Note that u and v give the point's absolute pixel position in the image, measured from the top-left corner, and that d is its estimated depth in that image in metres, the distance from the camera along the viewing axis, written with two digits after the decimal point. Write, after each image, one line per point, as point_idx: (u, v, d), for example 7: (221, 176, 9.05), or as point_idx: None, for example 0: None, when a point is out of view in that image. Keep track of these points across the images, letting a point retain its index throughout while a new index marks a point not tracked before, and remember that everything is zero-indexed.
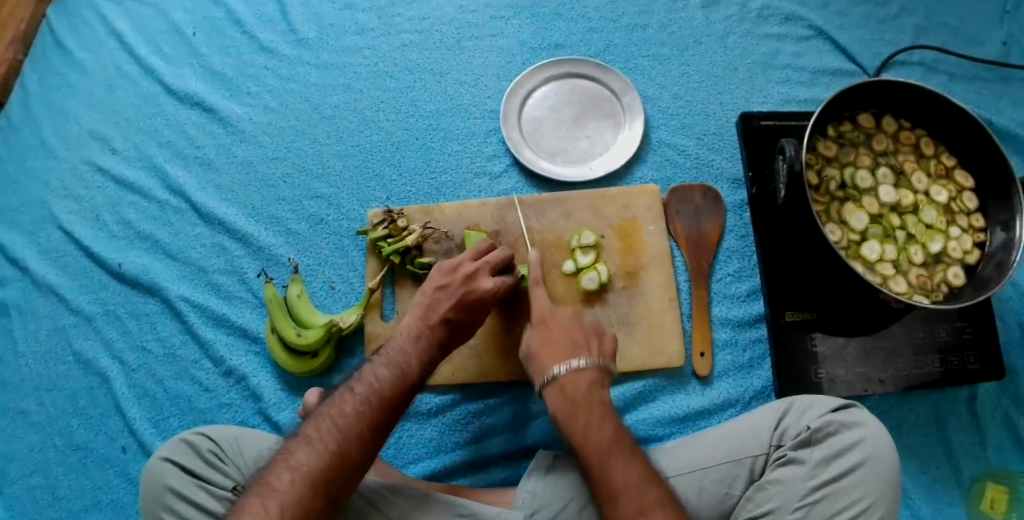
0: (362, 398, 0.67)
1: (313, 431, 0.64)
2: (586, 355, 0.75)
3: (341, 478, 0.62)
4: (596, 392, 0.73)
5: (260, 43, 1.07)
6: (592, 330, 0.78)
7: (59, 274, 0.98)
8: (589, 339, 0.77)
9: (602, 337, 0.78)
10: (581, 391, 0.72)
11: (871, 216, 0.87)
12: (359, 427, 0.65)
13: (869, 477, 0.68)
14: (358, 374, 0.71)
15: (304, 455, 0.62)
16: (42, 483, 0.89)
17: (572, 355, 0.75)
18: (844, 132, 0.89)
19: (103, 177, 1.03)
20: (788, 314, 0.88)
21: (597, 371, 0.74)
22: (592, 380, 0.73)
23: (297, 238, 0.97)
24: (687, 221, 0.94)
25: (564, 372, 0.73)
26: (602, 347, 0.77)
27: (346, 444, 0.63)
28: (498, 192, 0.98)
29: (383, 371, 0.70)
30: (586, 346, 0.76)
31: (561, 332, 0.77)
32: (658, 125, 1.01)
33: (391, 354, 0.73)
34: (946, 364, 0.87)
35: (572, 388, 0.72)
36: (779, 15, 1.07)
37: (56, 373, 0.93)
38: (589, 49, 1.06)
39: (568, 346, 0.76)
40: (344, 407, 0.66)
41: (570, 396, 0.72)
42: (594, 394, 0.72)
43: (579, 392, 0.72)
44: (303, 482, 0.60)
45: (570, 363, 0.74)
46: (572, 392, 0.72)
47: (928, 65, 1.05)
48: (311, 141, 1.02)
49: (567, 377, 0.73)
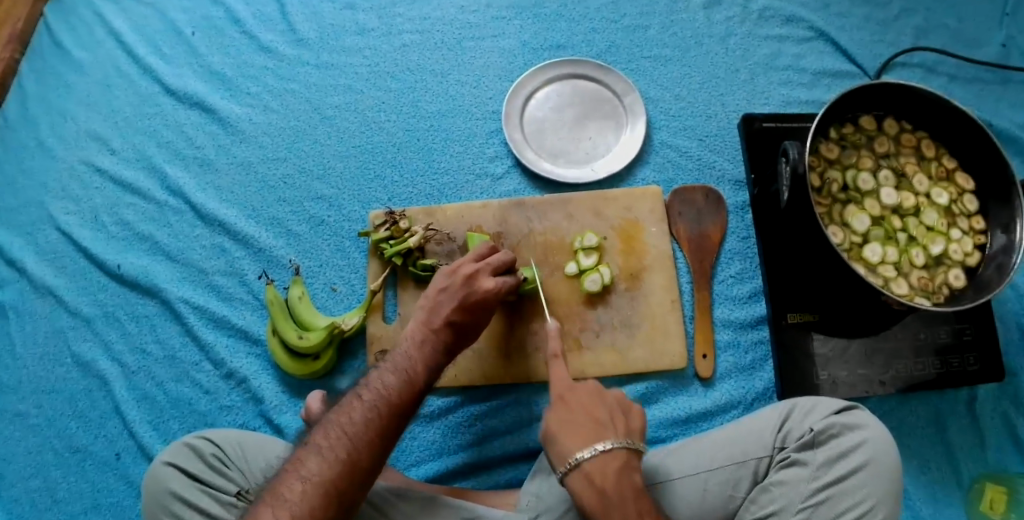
0: (370, 405, 0.68)
1: (323, 440, 0.65)
2: (612, 435, 0.66)
3: (352, 486, 0.63)
4: (629, 480, 0.64)
5: (260, 43, 1.07)
6: (616, 404, 0.70)
7: (57, 276, 0.97)
8: (613, 415, 0.69)
9: (627, 412, 0.70)
10: (611, 483, 0.64)
11: (873, 218, 0.87)
12: (368, 435, 0.66)
13: (873, 479, 0.68)
14: (366, 379, 0.72)
15: (314, 465, 0.63)
16: (41, 486, 0.88)
17: (598, 438, 0.66)
18: (846, 134, 0.89)
19: (101, 178, 1.02)
20: (790, 316, 0.88)
21: (624, 454, 0.66)
22: (623, 465, 0.65)
23: (297, 239, 0.96)
24: (689, 223, 0.94)
25: (592, 459, 0.64)
26: (628, 424, 0.69)
27: (356, 452, 0.64)
28: (500, 193, 0.98)
29: (390, 378, 0.70)
30: (611, 425, 0.67)
31: (582, 411, 0.69)
32: (660, 126, 1.01)
33: (397, 360, 0.73)
34: (946, 365, 0.87)
35: (600, 478, 0.64)
36: (780, 16, 1.07)
37: (55, 375, 0.93)
38: (591, 50, 1.05)
39: (592, 425, 0.67)
40: (352, 414, 0.67)
41: (599, 487, 0.63)
42: (626, 482, 0.64)
43: (609, 484, 0.63)
44: (314, 492, 0.62)
45: (596, 448, 0.65)
46: (601, 483, 0.64)
47: (928, 67, 1.05)
48: (312, 142, 1.01)
49: (593, 465, 0.64)
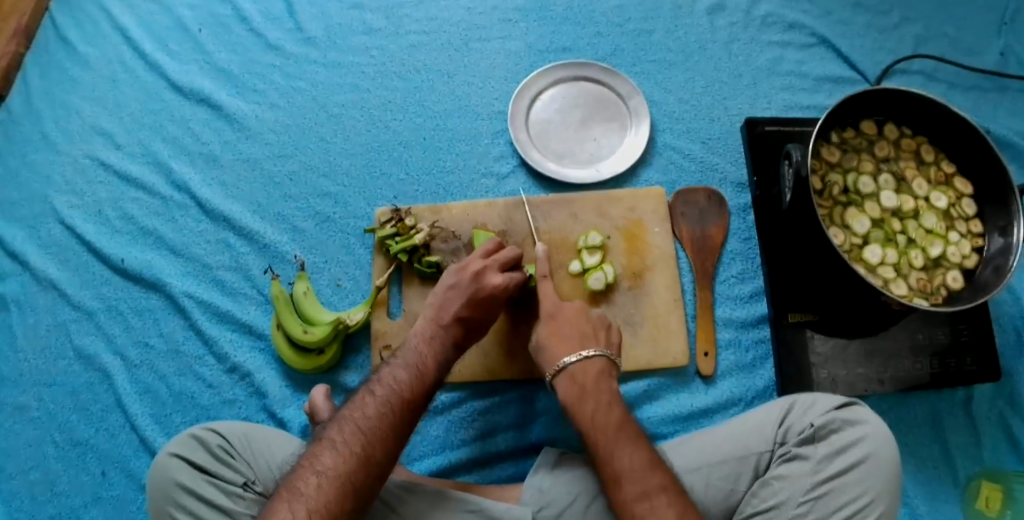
0: (383, 400, 0.69)
1: (337, 435, 0.66)
2: (594, 346, 0.79)
3: (368, 480, 0.64)
4: (605, 382, 0.76)
5: (267, 41, 1.08)
6: (601, 323, 0.83)
7: (61, 269, 0.98)
8: (597, 331, 0.81)
9: (608, 329, 0.83)
10: (591, 379, 0.76)
11: (873, 221, 0.88)
12: (382, 430, 0.67)
13: (872, 473, 0.69)
14: (378, 376, 0.73)
15: (329, 459, 0.64)
16: (41, 478, 0.88)
17: (581, 346, 0.79)
18: (847, 138, 0.90)
19: (106, 172, 1.02)
20: (791, 316, 0.89)
21: (604, 362, 0.77)
22: (601, 371, 0.77)
23: (303, 235, 0.97)
24: (692, 224, 0.95)
25: (574, 362, 0.77)
26: (608, 339, 0.82)
27: (371, 447, 0.65)
28: (505, 192, 0.98)
29: (402, 373, 0.71)
30: (593, 337, 0.80)
31: (569, 327, 0.81)
32: (663, 129, 1.03)
33: (407, 355, 0.75)
34: (944, 366, 0.88)
35: (580, 376, 0.76)
36: (782, 22, 1.09)
37: (57, 368, 0.93)
38: (597, 53, 1.07)
39: (578, 337, 0.80)
40: (365, 409, 0.68)
41: (579, 383, 0.76)
42: (602, 382, 0.76)
43: (587, 381, 0.76)
44: (330, 485, 0.62)
45: (578, 353, 0.78)
46: (582, 380, 0.76)
47: (927, 74, 1.07)
48: (318, 139, 1.02)
49: (576, 366, 0.77)
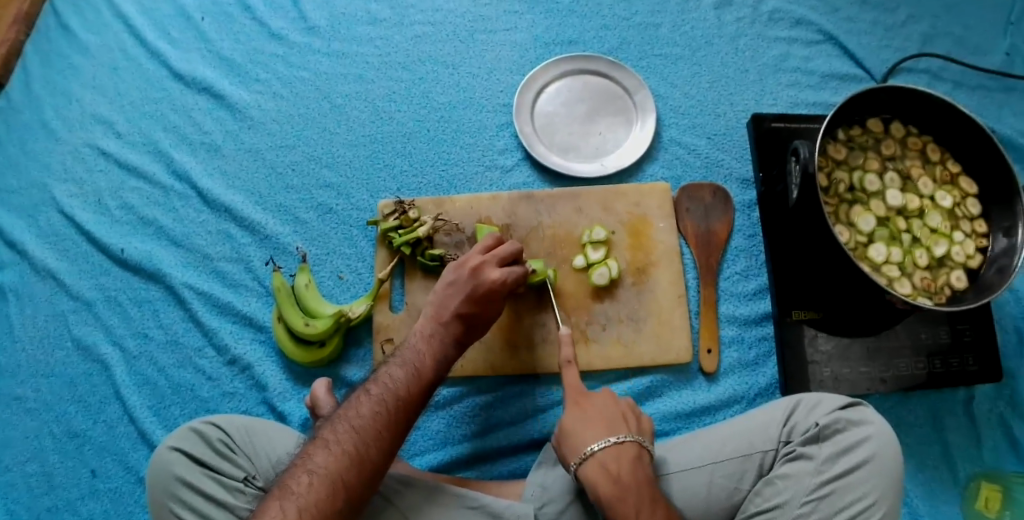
0: (377, 399, 0.68)
1: (331, 434, 0.66)
2: (625, 430, 0.71)
3: (360, 478, 0.63)
4: (640, 471, 0.68)
5: (270, 30, 1.06)
6: (628, 406, 0.74)
7: (59, 259, 0.96)
8: (626, 415, 0.73)
9: (638, 416, 0.74)
10: (626, 469, 0.67)
11: (879, 219, 0.88)
12: (376, 429, 0.66)
13: (876, 473, 0.69)
14: (375, 376, 0.72)
15: (322, 458, 0.64)
16: (39, 470, 0.87)
17: (610, 431, 0.70)
18: (853, 136, 0.90)
19: (106, 160, 1.01)
20: (795, 314, 0.89)
21: (637, 447, 0.70)
22: (634, 457, 0.69)
23: (305, 227, 0.96)
24: (697, 220, 0.95)
25: (604, 449, 0.68)
26: (639, 424, 0.73)
27: (363, 446, 0.65)
28: (509, 185, 0.98)
29: (398, 371, 0.71)
30: (623, 421, 0.72)
31: (596, 408, 0.73)
32: (669, 124, 1.02)
33: (406, 354, 0.75)
34: (947, 366, 0.88)
35: (615, 467, 0.67)
36: (790, 18, 1.08)
37: (55, 359, 0.92)
38: (603, 46, 1.06)
39: (605, 422, 0.71)
40: (360, 408, 0.68)
41: (614, 474, 0.67)
42: (639, 472, 0.68)
43: (623, 470, 0.67)
44: (321, 484, 0.62)
45: (608, 440, 0.69)
46: (617, 470, 0.67)
47: (933, 73, 1.06)
48: (321, 130, 1.01)
49: (607, 454, 0.68)
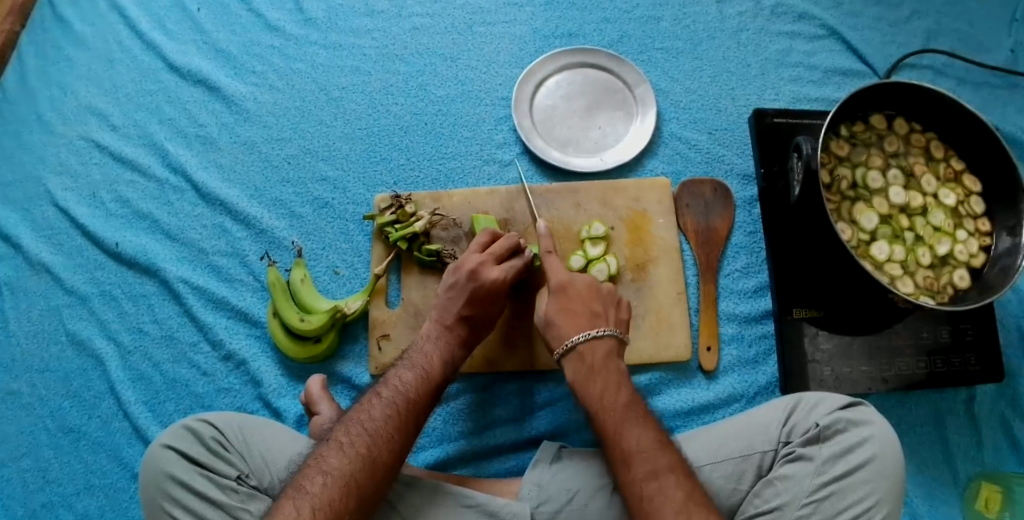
0: (389, 402, 0.72)
1: (344, 437, 0.68)
2: (604, 325, 0.75)
3: (372, 481, 0.66)
4: (614, 362, 0.73)
5: (266, 22, 1.05)
6: (611, 299, 0.78)
7: (54, 252, 0.95)
8: (607, 308, 0.77)
9: (618, 308, 0.78)
10: (599, 360, 0.72)
11: (881, 216, 0.87)
12: (388, 432, 0.69)
13: (878, 473, 0.69)
14: (385, 379, 0.76)
15: (335, 460, 0.66)
16: (33, 465, 0.87)
17: (591, 324, 0.75)
18: (856, 132, 0.90)
19: (101, 154, 1.00)
20: (796, 312, 0.88)
21: (612, 342, 0.74)
22: (609, 350, 0.73)
23: (301, 221, 0.95)
24: (697, 216, 0.94)
25: (584, 341, 0.73)
26: (617, 316, 0.78)
27: (376, 448, 0.68)
28: (507, 180, 0.97)
29: (408, 374, 0.74)
30: (605, 316, 0.76)
31: (579, 302, 0.76)
32: (670, 119, 1.01)
33: (413, 357, 0.78)
34: (948, 366, 0.87)
35: (590, 355, 0.73)
36: (792, 13, 1.06)
37: (49, 353, 0.91)
38: (603, 40, 1.05)
39: (588, 315, 0.75)
40: (371, 411, 0.71)
41: (588, 363, 0.72)
42: (611, 363, 0.72)
43: (596, 361, 0.72)
44: (335, 484, 0.64)
45: (587, 333, 0.73)
46: (590, 360, 0.72)
47: (936, 69, 1.05)
48: (318, 123, 1.00)
49: (585, 346, 0.73)
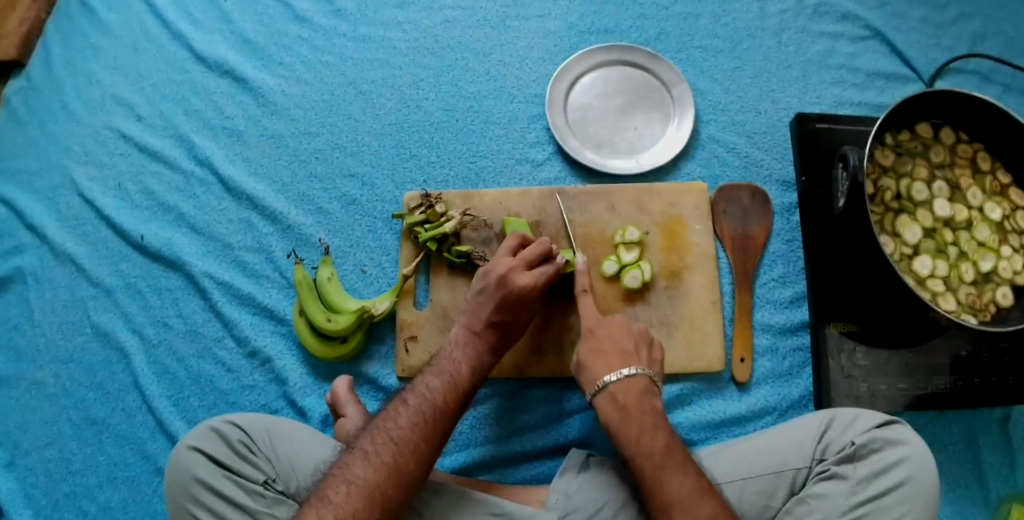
0: (415, 409, 0.70)
1: (369, 445, 0.67)
2: (637, 363, 0.75)
3: (396, 491, 0.65)
4: (648, 401, 0.73)
5: (295, 13, 1.02)
6: (641, 337, 0.78)
7: (79, 243, 0.94)
8: (639, 347, 0.77)
9: (650, 346, 0.78)
10: (632, 400, 0.72)
11: (925, 230, 0.85)
12: (414, 440, 0.68)
13: (914, 496, 0.68)
14: (412, 385, 0.74)
15: (360, 469, 0.65)
16: (56, 456, 0.86)
17: (623, 363, 0.75)
18: (902, 141, 0.87)
19: (126, 144, 0.98)
20: (833, 326, 0.86)
21: (646, 380, 0.74)
22: (644, 389, 0.73)
23: (328, 217, 0.93)
24: (733, 222, 0.91)
25: (616, 381, 0.73)
26: (651, 355, 0.78)
27: (402, 457, 0.66)
28: (540, 180, 0.94)
29: (434, 381, 0.73)
30: (637, 355, 0.76)
31: (611, 342, 0.77)
32: (707, 121, 0.98)
33: (441, 363, 0.76)
34: (986, 384, 0.85)
35: (623, 397, 0.72)
36: (836, 13, 1.03)
37: (74, 344, 0.90)
38: (640, 36, 1.01)
39: (619, 354, 0.76)
40: (398, 419, 0.70)
41: (621, 405, 0.72)
42: (646, 403, 0.72)
43: (629, 402, 0.72)
44: (358, 495, 0.63)
45: (620, 372, 0.74)
46: (624, 400, 0.72)
47: (983, 75, 1.01)
48: (347, 117, 0.98)
49: (618, 386, 0.73)
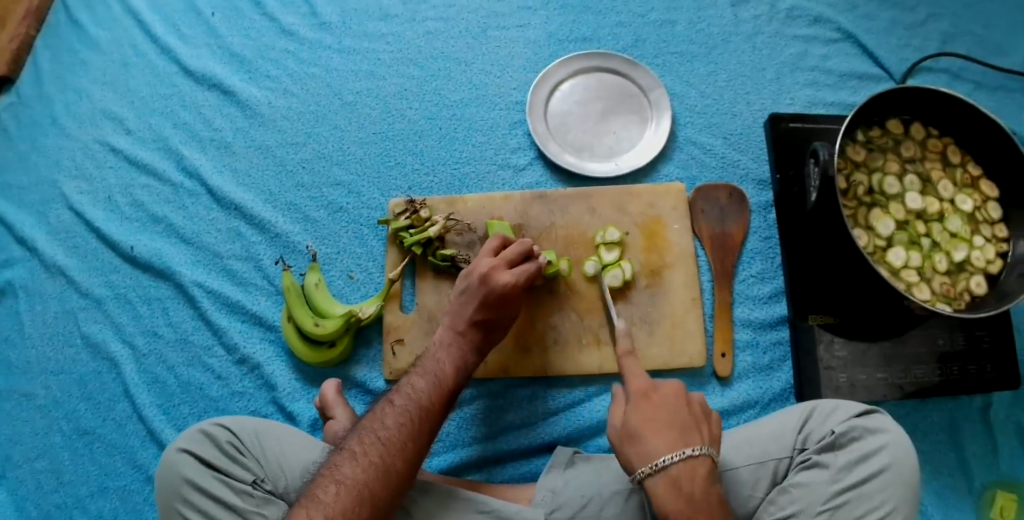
0: (401, 410, 0.71)
1: (357, 446, 0.68)
2: (699, 441, 0.64)
3: (385, 490, 0.66)
4: (712, 488, 0.62)
5: (281, 26, 1.05)
6: (699, 410, 0.68)
7: (69, 255, 0.96)
8: (698, 421, 0.66)
9: (708, 419, 0.68)
10: (699, 488, 0.62)
11: (898, 222, 0.87)
12: (401, 440, 0.69)
13: (894, 482, 0.69)
14: (398, 386, 0.76)
15: (349, 470, 0.66)
16: (48, 466, 0.87)
17: (686, 442, 0.63)
18: (873, 137, 0.89)
19: (116, 157, 1.00)
20: (811, 318, 0.88)
21: (709, 460, 0.63)
22: (707, 471, 0.63)
23: (315, 225, 0.95)
24: (711, 221, 0.93)
25: (679, 462, 0.62)
26: (709, 429, 0.67)
27: (390, 457, 0.67)
28: (523, 184, 0.96)
29: (420, 382, 0.74)
30: (697, 430, 0.65)
31: (667, 412, 0.66)
32: (684, 123, 1.00)
33: (426, 364, 0.78)
34: (964, 372, 0.87)
35: (688, 484, 0.62)
36: (808, 16, 1.06)
37: (64, 355, 0.91)
38: (617, 44, 1.04)
39: (679, 430, 0.64)
40: (385, 420, 0.71)
41: (687, 493, 0.61)
42: (711, 491, 0.62)
43: (696, 489, 0.61)
44: (348, 494, 0.64)
45: (683, 452, 0.62)
46: (688, 487, 0.61)
47: (953, 73, 1.04)
48: (333, 127, 1.00)
49: (681, 470, 0.62)
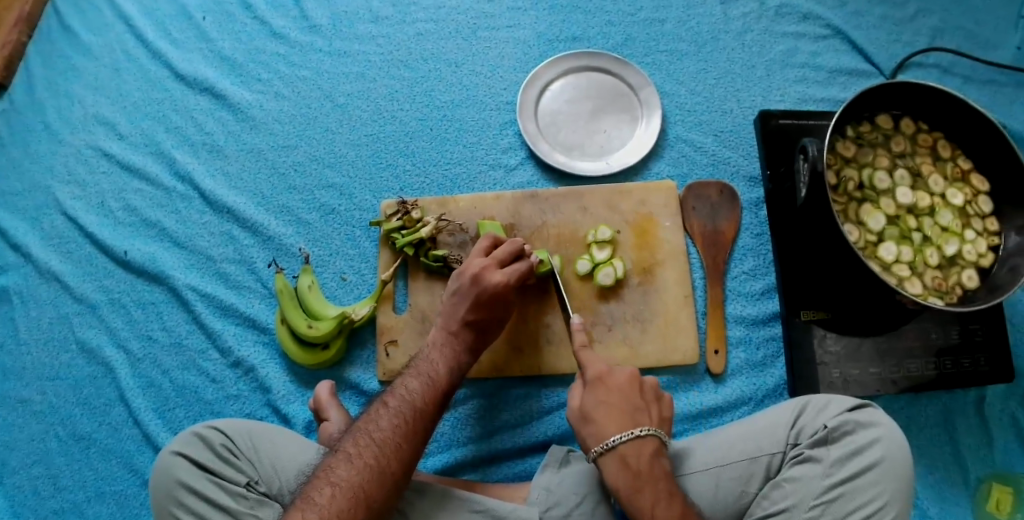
0: (396, 411, 0.71)
1: (352, 448, 0.68)
2: (647, 422, 0.70)
3: (381, 491, 0.66)
4: (659, 464, 0.68)
5: (271, 29, 1.05)
6: (651, 392, 0.74)
7: (63, 261, 0.96)
8: (648, 402, 0.73)
9: (660, 403, 0.74)
10: (645, 463, 0.67)
11: (889, 217, 0.87)
12: (396, 441, 0.69)
13: (886, 476, 0.69)
14: (392, 387, 0.76)
15: (344, 471, 0.66)
16: (44, 472, 0.87)
17: (634, 422, 0.70)
18: (862, 133, 0.89)
19: (109, 162, 1.00)
20: (804, 314, 0.88)
21: (657, 441, 0.69)
22: (655, 450, 0.69)
23: (308, 227, 0.95)
24: (702, 218, 0.94)
25: (626, 441, 0.68)
26: (659, 412, 0.73)
27: (385, 459, 0.67)
28: (514, 184, 0.97)
29: (414, 383, 0.74)
30: (647, 411, 0.71)
31: (620, 394, 0.72)
32: (675, 121, 1.01)
33: (420, 365, 0.78)
34: (957, 366, 0.87)
35: (634, 460, 0.67)
36: (797, 13, 1.06)
37: (60, 361, 0.92)
38: (607, 43, 1.05)
39: (630, 411, 0.71)
40: (379, 421, 0.71)
41: (634, 469, 0.67)
42: (657, 467, 0.68)
43: (643, 465, 0.67)
44: (343, 496, 0.64)
45: (631, 432, 0.68)
46: (636, 463, 0.67)
47: (943, 67, 1.04)
48: (324, 130, 1.00)
49: (629, 446, 0.68)
